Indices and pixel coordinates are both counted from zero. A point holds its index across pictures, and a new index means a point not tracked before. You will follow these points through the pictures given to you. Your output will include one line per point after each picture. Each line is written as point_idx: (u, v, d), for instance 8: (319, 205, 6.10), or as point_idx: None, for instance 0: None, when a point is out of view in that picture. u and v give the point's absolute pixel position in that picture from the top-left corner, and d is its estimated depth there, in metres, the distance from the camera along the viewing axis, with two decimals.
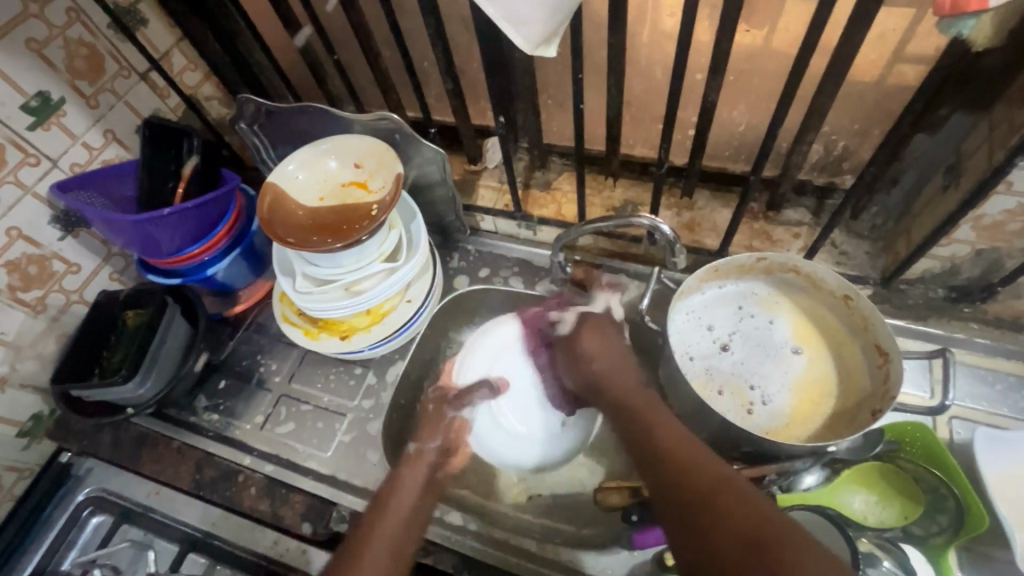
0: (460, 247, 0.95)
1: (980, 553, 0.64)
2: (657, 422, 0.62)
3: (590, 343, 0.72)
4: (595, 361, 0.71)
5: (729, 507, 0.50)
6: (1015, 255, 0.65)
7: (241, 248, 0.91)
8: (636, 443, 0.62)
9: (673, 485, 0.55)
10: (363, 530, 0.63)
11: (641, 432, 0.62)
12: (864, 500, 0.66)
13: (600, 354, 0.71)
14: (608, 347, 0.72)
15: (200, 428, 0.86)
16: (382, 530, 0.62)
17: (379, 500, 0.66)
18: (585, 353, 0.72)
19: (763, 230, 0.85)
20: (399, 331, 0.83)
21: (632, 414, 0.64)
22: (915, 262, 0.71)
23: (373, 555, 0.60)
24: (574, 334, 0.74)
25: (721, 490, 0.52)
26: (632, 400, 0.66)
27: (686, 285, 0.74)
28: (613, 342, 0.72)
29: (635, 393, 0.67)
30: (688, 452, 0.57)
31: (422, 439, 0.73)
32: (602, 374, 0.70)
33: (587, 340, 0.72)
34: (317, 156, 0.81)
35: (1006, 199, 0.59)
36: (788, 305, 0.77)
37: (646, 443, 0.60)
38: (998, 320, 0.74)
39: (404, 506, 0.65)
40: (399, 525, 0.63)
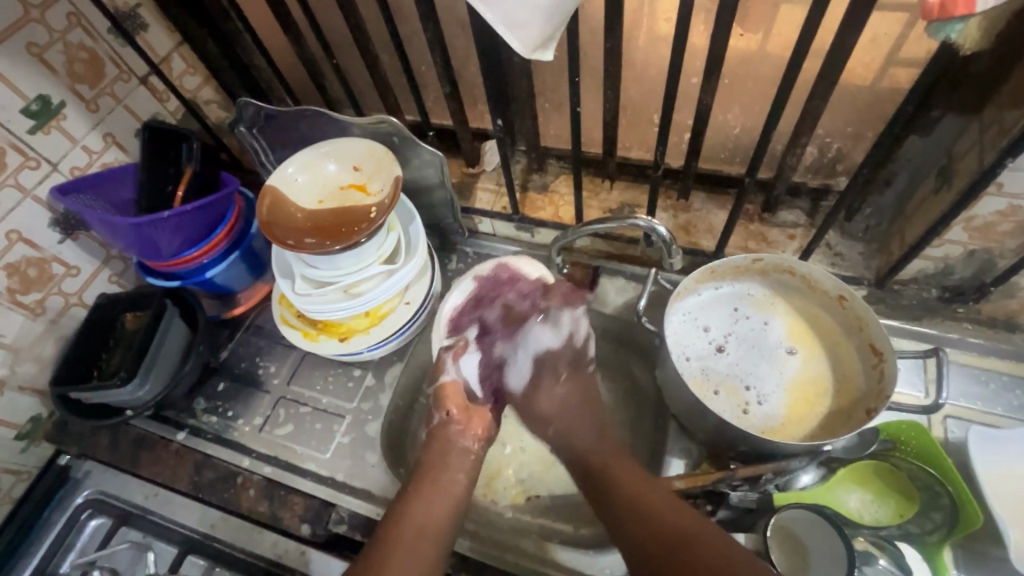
0: (458, 250, 0.96)
1: (974, 550, 0.64)
2: (622, 470, 0.65)
3: (546, 399, 0.75)
4: (552, 412, 0.75)
5: (708, 545, 0.54)
6: (1006, 256, 0.66)
7: (240, 251, 0.91)
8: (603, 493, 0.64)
9: (642, 528, 0.58)
10: (402, 503, 0.66)
11: (607, 479, 0.65)
12: (860, 498, 0.66)
13: (561, 406, 0.75)
14: (573, 389, 0.76)
15: (199, 430, 0.86)
16: (422, 503, 0.65)
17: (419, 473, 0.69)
18: (544, 415, 0.75)
19: (759, 231, 0.85)
20: (397, 334, 0.83)
21: (599, 469, 0.67)
22: (908, 263, 0.72)
23: (413, 526, 0.63)
24: (531, 395, 0.77)
25: (693, 531, 0.55)
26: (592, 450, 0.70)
27: (682, 285, 0.75)
28: (568, 395, 0.75)
29: (597, 443, 0.70)
30: (654, 502, 0.59)
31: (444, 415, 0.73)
32: (562, 425, 0.73)
33: (546, 394, 0.76)
34: (316, 159, 0.81)
35: (997, 200, 0.60)
36: (784, 306, 0.77)
37: (619, 490, 0.63)
38: (991, 320, 0.75)
39: (439, 482, 0.68)
40: (440, 492, 0.67)
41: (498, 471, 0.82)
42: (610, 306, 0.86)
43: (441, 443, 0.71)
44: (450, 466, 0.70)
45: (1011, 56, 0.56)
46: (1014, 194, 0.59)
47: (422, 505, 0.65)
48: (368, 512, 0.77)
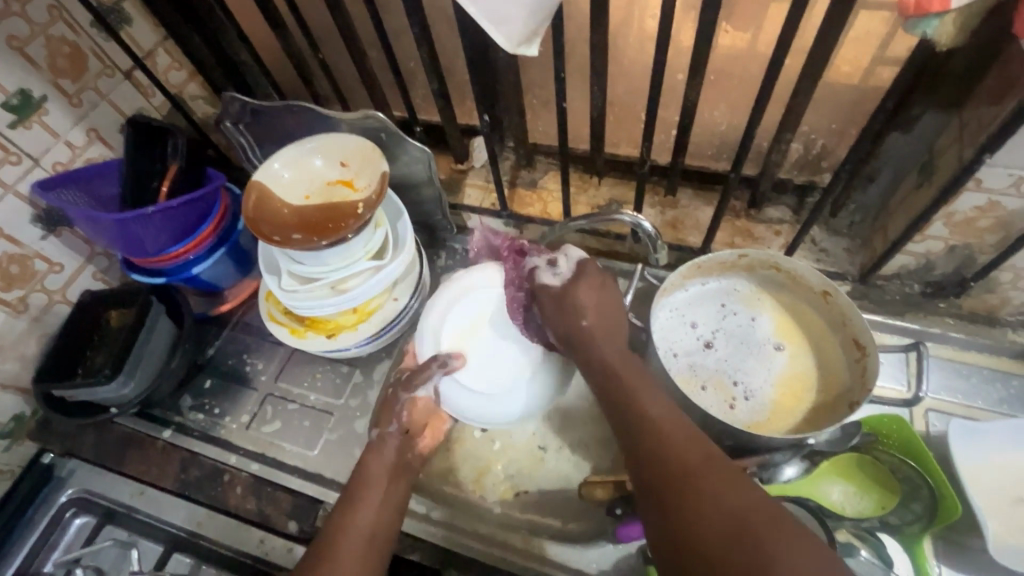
0: (446, 246, 0.96)
1: (953, 541, 0.65)
2: (647, 400, 0.61)
3: (580, 296, 0.69)
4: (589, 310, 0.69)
5: (727, 478, 0.52)
6: (986, 251, 0.67)
7: (226, 247, 0.91)
8: (623, 415, 0.62)
9: (651, 458, 0.56)
10: (339, 517, 0.65)
11: (629, 401, 0.62)
12: (842, 491, 0.67)
13: (596, 308, 0.69)
14: (606, 297, 0.70)
15: (186, 428, 0.85)
16: (359, 515, 0.65)
17: (354, 482, 0.69)
18: (577, 306, 0.69)
19: (745, 227, 0.86)
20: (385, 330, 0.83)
21: (621, 398, 0.63)
22: (890, 258, 0.73)
23: (349, 541, 0.62)
24: (569, 289, 0.70)
25: (711, 464, 0.53)
26: (619, 368, 0.66)
27: (668, 281, 0.75)
28: (603, 304, 0.70)
29: (620, 362, 0.66)
30: (675, 430, 0.57)
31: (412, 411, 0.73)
32: (593, 334, 0.68)
33: (584, 291, 0.70)
34: (303, 155, 0.81)
35: (976, 196, 0.61)
36: (769, 302, 0.78)
37: (640, 413, 0.60)
38: (972, 314, 0.76)
39: (375, 495, 0.67)
40: (375, 504, 0.66)
41: (487, 467, 0.81)
42: None
43: (377, 455, 0.71)
44: (386, 476, 0.69)
45: (989, 54, 0.57)
46: (993, 190, 0.60)
47: (358, 519, 0.65)
48: None
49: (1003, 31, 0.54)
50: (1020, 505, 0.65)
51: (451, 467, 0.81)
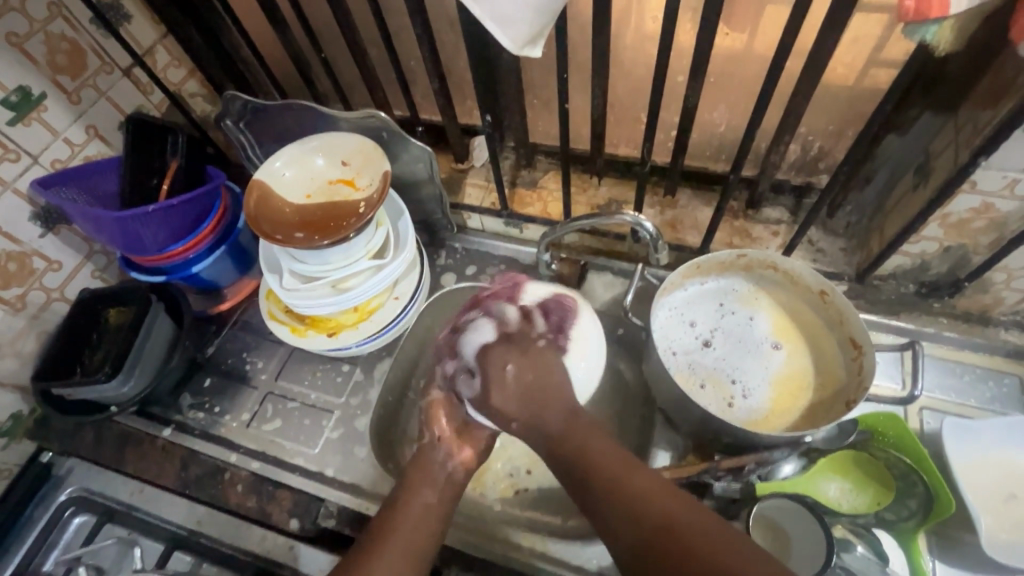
0: (446, 245, 0.96)
1: (946, 536, 0.67)
2: (602, 459, 0.60)
3: (502, 394, 0.70)
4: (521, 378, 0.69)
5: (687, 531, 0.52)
6: (981, 251, 0.68)
7: (226, 246, 0.91)
8: (580, 485, 0.61)
9: (619, 527, 0.56)
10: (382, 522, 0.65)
11: (581, 470, 0.61)
12: (839, 487, 0.67)
13: (514, 398, 0.69)
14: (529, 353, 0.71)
15: (185, 426, 0.85)
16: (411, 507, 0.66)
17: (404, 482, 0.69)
18: (501, 413, 0.70)
19: (743, 228, 0.87)
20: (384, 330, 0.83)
21: (577, 456, 0.62)
22: (886, 259, 0.74)
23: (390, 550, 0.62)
24: (484, 396, 0.71)
25: (670, 521, 0.53)
26: (573, 435, 0.64)
27: (668, 281, 0.76)
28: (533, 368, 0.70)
29: (569, 429, 0.65)
30: (629, 493, 0.57)
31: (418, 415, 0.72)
32: (537, 393, 0.68)
33: (495, 388, 0.71)
34: (304, 153, 0.81)
35: (971, 197, 0.62)
36: (767, 301, 0.79)
37: (594, 480, 0.59)
38: (965, 314, 0.77)
39: (421, 499, 0.67)
40: (420, 511, 0.65)
41: (487, 465, 0.84)
42: (596, 301, 0.87)
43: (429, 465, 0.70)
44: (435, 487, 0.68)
45: (986, 56, 0.57)
46: (987, 191, 0.61)
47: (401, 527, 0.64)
48: (356, 506, 0.77)
49: (999, 35, 0.55)
50: (1012, 501, 0.67)
51: None
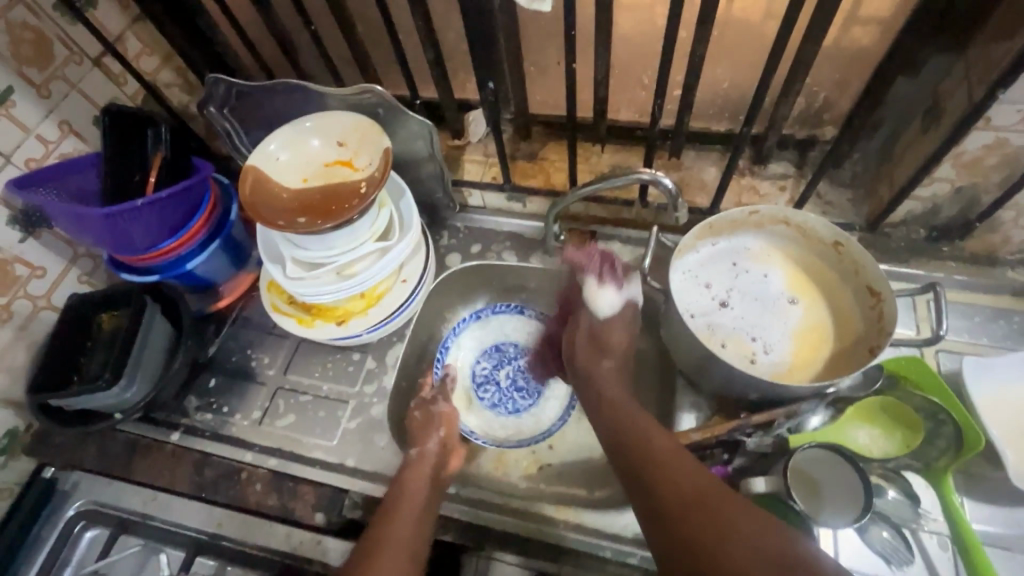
0: (448, 226, 0.95)
1: (973, 474, 0.68)
2: (679, 462, 0.62)
3: (612, 334, 0.78)
4: (612, 409, 0.72)
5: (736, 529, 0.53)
6: (991, 190, 0.68)
7: (220, 240, 0.87)
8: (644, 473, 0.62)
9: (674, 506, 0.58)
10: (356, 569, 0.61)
11: (649, 458, 0.63)
12: (868, 434, 0.67)
13: (620, 347, 0.77)
14: (585, 353, 0.78)
15: (194, 429, 0.82)
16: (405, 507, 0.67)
17: (393, 492, 0.70)
18: (605, 343, 0.77)
19: (750, 185, 0.85)
20: (484, 390, 0.88)
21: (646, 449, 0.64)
22: (899, 204, 0.73)
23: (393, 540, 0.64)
24: (603, 326, 0.78)
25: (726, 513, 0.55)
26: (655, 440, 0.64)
27: (683, 242, 0.76)
28: (622, 404, 0.72)
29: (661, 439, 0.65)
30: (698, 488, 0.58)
31: (421, 442, 0.75)
32: (633, 428, 0.67)
33: (608, 336, 0.77)
34: (299, 135, 0.77)
35: (984, 134, 0.61)
36: (780, 258, 0.79)
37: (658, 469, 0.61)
38: (974, 256, 0.78)
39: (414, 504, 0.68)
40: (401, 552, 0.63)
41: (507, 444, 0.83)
42: None
43: (408, 493, 0.69)
44: (408, 526, 0.66)
45: None
46: (1001, 127, 0.60)
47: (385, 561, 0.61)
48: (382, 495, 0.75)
49: None
50: None
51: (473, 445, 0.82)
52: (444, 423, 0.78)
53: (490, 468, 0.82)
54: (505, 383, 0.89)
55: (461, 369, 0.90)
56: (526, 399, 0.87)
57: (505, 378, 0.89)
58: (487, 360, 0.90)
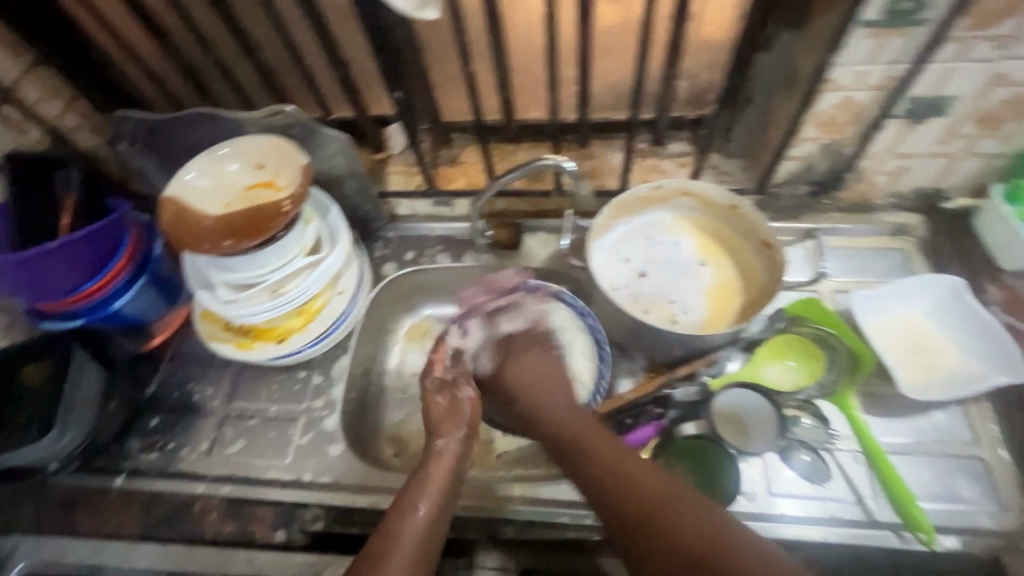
0: (382, 237, 0.99)
1: (875, 394, 0.76)
2: (621, 458, 0.62)
3: (518, 369, 0.76)
4: (558, 430, 0.68)
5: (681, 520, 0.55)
6: (851, 142, 0.77)
7: (147, 276, 0.86)
8: (591, 478, 0.62)
9: (625, 505, 0.59)
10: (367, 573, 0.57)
11: (596, 461, 0.63)
12: (780, 369, 0.75)
13: (531, 377, 0.75)
14: (505, 390, 0.76)
15: (140, 471, 0.80)
16: (424, 499, 0.63)
17: (412, 484, 0.65)
18: (517, 383, 0.75)
19: (654, 165, 0.93)
20: None
21: (590, 453, 0.64)
22: (779, 165, 0.82)
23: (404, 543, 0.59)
24: (502, 373, 0.77)
25: (672, 502, 0.57)
26: (596, 440, 0.65)
27: (597, 222, 0.82)
28: (578, 424, 0.67)
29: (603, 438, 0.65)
30: (643, 485, 0.59)
31: (444, 433, 0.71)
32: (584, 442, 0.65)
33: (516, 367, 0.77)
34: (217, 161, 0.79)
35: (832, 94, 0.70)
36: (687, 227, 0.87)
37: (604, 469, 0.62)
38: (850, 204, 0.88)
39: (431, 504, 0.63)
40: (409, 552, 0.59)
41: None
42: (537, 259, 0.92)
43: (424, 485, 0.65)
44: (420, 527, 0.61)
45: None
46: (845, 87, 0.69)
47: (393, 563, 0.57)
48: (342, 503, 0.76)
49: None
50: (914, 349, 0.78)
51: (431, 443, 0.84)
52: (471, 411, 0.74)
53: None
54: None
55: None
56: None
57: None
58: None
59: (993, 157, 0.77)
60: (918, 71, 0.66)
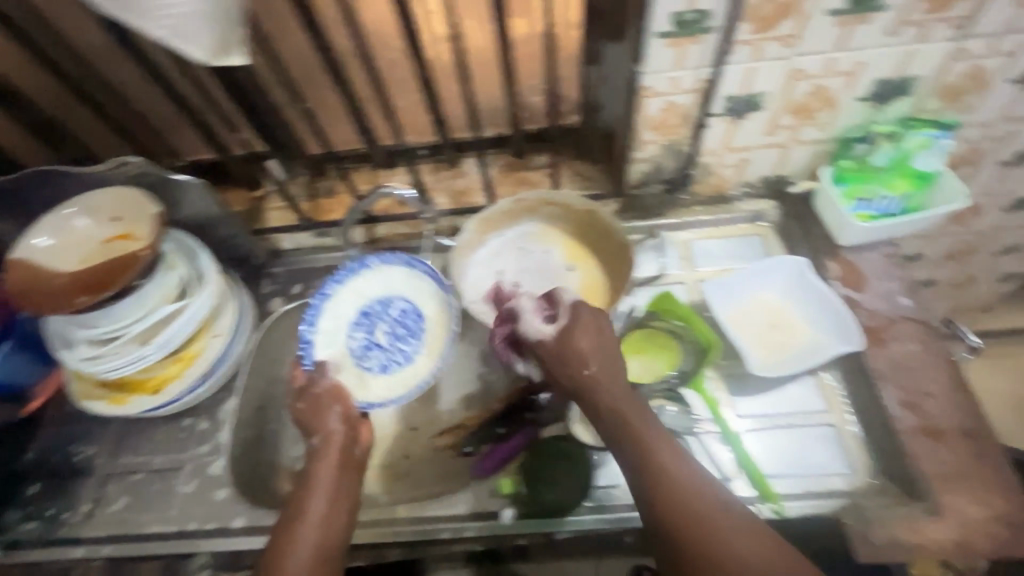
0: (268, 274, 0.99)
1: (738, 376, 0.79)
2: (673, 460, 0.59)
3: (584, 337, 0.65)
4: (617, 410, 0.62)
5: (728, 539, 0.54)
6: (687, 141, 0.82)
7: (13, 340, 0.83)
8: (647, 475, 0.58)
9: (677, 513, 0.56)
10: (270, 568, 0.60)
11: (649, 460, 0.59)
12: (639, 363, 0.79)
13: (596, 349, 0.64)
14: (561, 368, 0.65)
15: (18, 542, 0.78)
16: (313, 503, 0.66)
17: (299, 489, 0.68)
18: (581, 355, 0.64)
19: (523, 177, 0.96)
20: (369, 359, 0.81)
21: (642, 449, 0.59)
22: (629, 169, 0.86)
23: (297, 557, 0.61)
24: (568, 340, 0.65)
25: (729, 517, 0.56)
26: (643, 438, 0.60)
27: (461, 240, 0.86)
28: (637, 412, 0.62)
29: (652, 432, 0.61)
30: (695, 497, 0.56)
31: (324, 425, 0.72)
32: (641, 436, 0.60)
33: (581, 336, 0.65)
34: (66, 220, 0.78)
35: (656, 100, 0.75)
36: (556, 235, 0.90)
37: (660, 471, 0.58)
38: (706, 198, 0.94)
39: (317, 506, 0.66)
40: (305, 561, 0.61)
41: None
42: None
43: (315, 481, 0.68)
44: (314, 530, 0.63)
45: None
46: (664, 91, 0.74)
47: (289, 573, 0.60)
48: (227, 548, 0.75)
49: None
50: (773, 326, 0.83)
51: None
52: (336, 399, 0.74)
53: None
54: (385, 341, 0.82)
55: (335, 350, 0.81)
56: (408, 344, 0.82)
57: (383, 337, 0.82)
58: (358, 330, 0.82)
59: (819, 142, 0.83)
60: (722, 74, 0.71)
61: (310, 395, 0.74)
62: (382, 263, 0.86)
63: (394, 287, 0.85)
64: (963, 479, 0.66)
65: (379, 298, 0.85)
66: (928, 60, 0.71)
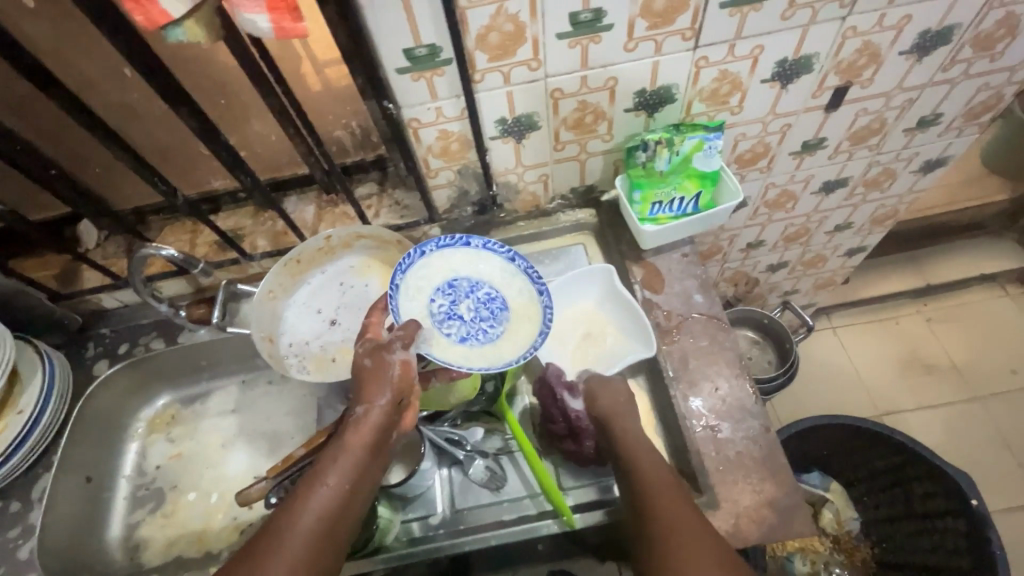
0: (94, 335, 0.96)
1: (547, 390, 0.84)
2: (683, 526, 0.57)
3: (607, 400, 0.71)
4: (638, 472, 0.63)
5: None
6: (477, 165, 0.83)
7: None
8: (647, 532, 0.59)
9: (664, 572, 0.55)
10: (272, 535, 0.56)
11: (653, 518, 0.59)
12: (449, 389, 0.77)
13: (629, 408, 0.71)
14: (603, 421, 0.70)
15: None
16: (331, 470, 0.59)
17: (330, 449, 0.60)
18: (607, 413, 0.70)
19: (344, 211, 0.94)
20: (448, 327, 0.74)
21: (648, 509, 0.60)
22: (435, 196, 0.87)
23: (297, 531, 0.56)
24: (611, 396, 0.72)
25: None
26: (662, 499, 0.60)
27: (269, 283, 0.82)
28: (662, 478, 0.63)
29: (670, 493, 0.61)
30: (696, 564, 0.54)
31: (369, 399, 0.62)
32: (653, 498, 0.61)
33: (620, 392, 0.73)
34: None
35: (427, 129, 0.75)
36: (377, 266, 0.90)
37: (660, 531, 0.58)
38: (528, 212, 0.95)
39: (332, 480, 0.59)
40: (304, 542, 0.56)
41: (210, 520, 0.88)
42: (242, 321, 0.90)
43: (340, 455, 0.60)
44: (325, 504, 0.58)
45: None
46: (432, 121, 0.74)
47: (286, 546, 0.55)
48: None
49: None
50: (585, 338, 0.85)
51: (170, 541, 0.88)
52: (399, 375, 0.64)
53: (193, 550, 0.87)
54: (468, 316, 0.75)
55: (418, 311, 0.74)
56: (493, 325, 0.75)
57: (467, 311, 0.75)
58: (443, 296, 0.76)
59: (608, 152, 0.85)
60: (477, 101, 0.72)
61: (375, 364, 0.64)
62: (485, 247, 0.79)
63: (490, 267, 0.79)
64: (740, 468, 0.71)
65: (471, 275, 0.78)
66: (675, 70, 0.73)
